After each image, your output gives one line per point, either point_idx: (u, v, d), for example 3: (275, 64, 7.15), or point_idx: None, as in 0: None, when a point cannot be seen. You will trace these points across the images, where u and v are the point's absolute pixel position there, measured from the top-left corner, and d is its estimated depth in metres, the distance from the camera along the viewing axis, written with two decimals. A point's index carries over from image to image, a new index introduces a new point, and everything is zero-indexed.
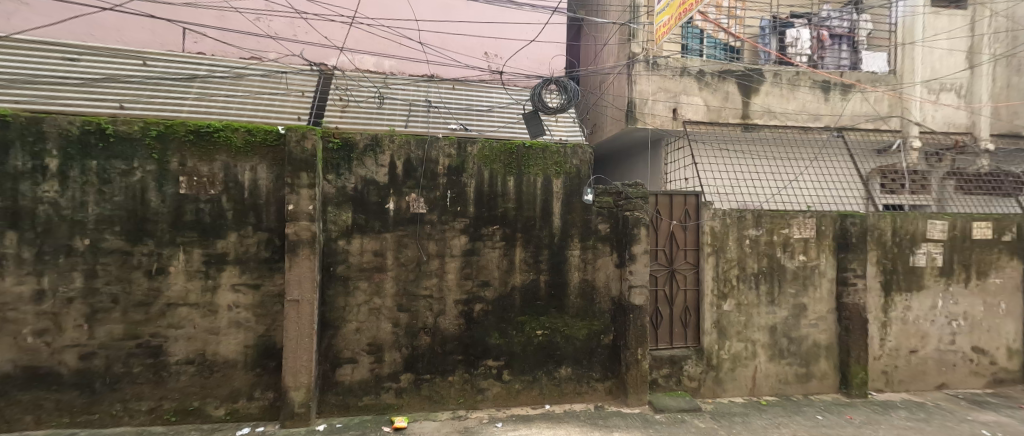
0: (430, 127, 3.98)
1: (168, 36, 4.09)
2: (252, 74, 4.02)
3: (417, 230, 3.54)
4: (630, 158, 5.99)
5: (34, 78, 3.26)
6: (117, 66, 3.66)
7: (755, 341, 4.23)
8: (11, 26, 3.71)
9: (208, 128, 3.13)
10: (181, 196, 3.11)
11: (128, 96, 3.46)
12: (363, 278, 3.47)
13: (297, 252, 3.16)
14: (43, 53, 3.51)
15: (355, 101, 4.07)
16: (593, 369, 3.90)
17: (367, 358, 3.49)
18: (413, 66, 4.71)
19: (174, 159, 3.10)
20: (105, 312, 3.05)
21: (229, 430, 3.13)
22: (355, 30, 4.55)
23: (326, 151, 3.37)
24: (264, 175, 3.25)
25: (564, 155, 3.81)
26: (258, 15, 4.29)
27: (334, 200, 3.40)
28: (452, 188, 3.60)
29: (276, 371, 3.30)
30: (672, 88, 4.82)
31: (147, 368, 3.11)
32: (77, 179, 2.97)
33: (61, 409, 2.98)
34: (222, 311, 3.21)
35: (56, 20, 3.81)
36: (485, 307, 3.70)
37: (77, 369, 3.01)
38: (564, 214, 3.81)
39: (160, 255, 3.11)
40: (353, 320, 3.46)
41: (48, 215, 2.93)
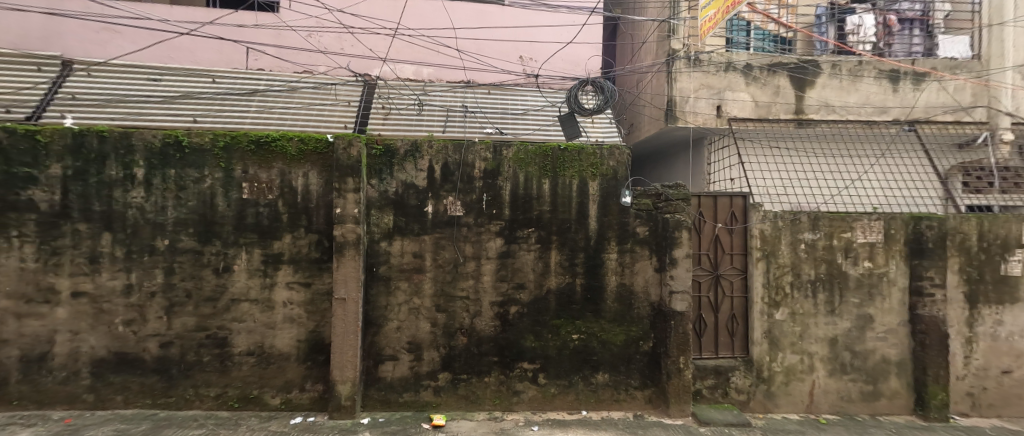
0: (467, 131, 4.06)
1: (233, 55, 4.50)
2: (304, 86, 4.28)
3: (455, 233, 3.64)
4: (669, 158, 5.80)
5: (126, 99, 3.71)
6: (191, 84, 4.06)
7: (812, 353, 3.93)
8: (108, 52, 4.27)
9: (266, 137, 3.40)
10: (243, 200, 3.41)
11: (199, 111, 3.82)
12: (403, 279, 3.61)
13: (343, 253, 3.36)
14: (132, 76, 3.99)
15: (396, 108, 4.26)
16: (631, 377, 3.79)
17: (407, 356, 3.62)
18: (451, 73, 4.85)
19: (237, 167, 3.40)
20: (180, 305, 3.39)
21: (283, 418, 3.37)
22: (397, 41, 4.77)
23: (370, 157, 3.55)
24: (315, 181, 3.48)
25: (601, 157, 3.76)
26: (310, 32, 4.61)
27: (376, 204, 3.57)
28: (488, 191, 3.66)
29: (325, 365, 3.51)
30: (717, 84, 4.60)
31: (214, 357, 3.42)
32: (159, 186, 3.34)
33: (145, 392, 3.36)
34: (277, 307, 3.47)
35: (142, 46, 4.32)
36: (520, 310, 3.71)
37: (157, 356, 3.37)
38: (601, 217, 3.75)
39: (225, 254, 3.42)
40: (394, 319, 3.61)
41: (136, 218, 3.33)
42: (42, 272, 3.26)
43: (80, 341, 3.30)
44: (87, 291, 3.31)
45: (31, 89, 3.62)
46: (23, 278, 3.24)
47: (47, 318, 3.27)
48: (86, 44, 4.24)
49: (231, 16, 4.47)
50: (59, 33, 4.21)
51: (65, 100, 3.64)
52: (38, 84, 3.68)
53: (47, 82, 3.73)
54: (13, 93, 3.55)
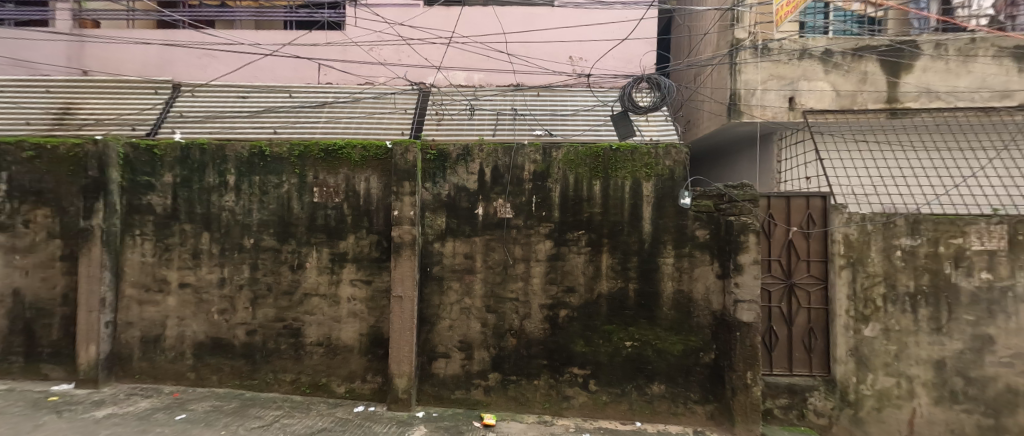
0: (516, 134, 4.09)
1: (306, 72, 4.95)
2: (366, 96, 4.56)
3: (504, 234, 3.68)
4: (730, 156, 5.43)
5: (222, 115, 4.23)
6: (271, 99, 4.50)
7: (911, 377, 3.42)
8: (207, 75, 4.92)
9: (334, 146, 3.70)
10: (314, 204, 3.73)
11: (279, 123, 4.24)
12: (455, 279, 3.72)
13: (401, 253, 3.55)
14: (225, 94, 4.51)
15: (449, 113, 4.40)
16: (690, 390, 3.56)
17: (459, 355, 3.72)
18: (501, 77, 4.92)
19: (309, 173, 3.73)
20: (262, 297, 3.78)
21: (347, 406, 3.63)
22: (451, 49, 4.95)
23: (425, 161, 3.72)
24: (375, 185, 3.71)
25: (656, 157, 3.59)
26: (372, 46, 4.94)
27: (430, 206, 3.72)
28: (537, 193, 3.67)
29: (383, 358, 3.72)
30: (790, 75, 4.20)
31: (290, 346, 3.77)
32: (246, 191, 3.76)
33: (234, 374, 3.79)
34: (342, 302, 3.74)
35: (234, 68, 4.91)
36: (570, 314, 3.65)
37: (244, 342, 3.79)
38: (656, 219, 3.58)
39: (298, 252, 3.76)
40: (447, 317, 3.73)
41: (228, 220, 3.78)
42: (157, 265, 3.82)
43: (185, 326, 3.81)
44: (191, 283, 3.81)
45: (151, 109, 4.28)
46: (144, 270, 3.83)
47: (161, 305, 3.82)
48: (191, 68, 4.92)
49: (306, 36, 4.94)
50: (172, 61, 4.93)
51: (176, 119, 4.25)
52: (155, 105, 4.33)
53: (162, 103, 4.38)
54: (138, 114, 4.22)
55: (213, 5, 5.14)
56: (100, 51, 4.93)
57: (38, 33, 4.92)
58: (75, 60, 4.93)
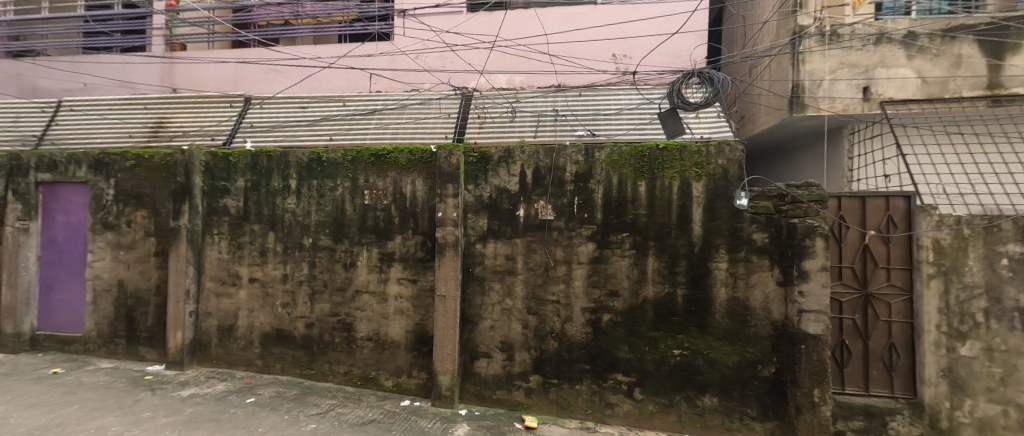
0: (558, 135, 4.07)
1: (358, 81, 5.24)
2: (413, 102, 4.65)
3: (546, 236, 3.66)
4: (790, 153, 5.06)
5: (285, 126, 4.58)
6: (325, 108, 4.72)
7: (1020, 405, 2.94)
8: (273, 88, 5.38)
9: (383, 151, 3.89)
10: (365, 205, 3.94)
11: (334, 132, 4.49)
12: (496, 280, 3.76)
13: (445, 254, 3.66)
14: (285, 105, 4.80)
15: (491, 116, 4.40)
16: (747, 405, 3.29)
17: (500, 355, 3.75)
18: (542, 78, 4.90)
19: (361, 177, 3.95)
20: (319, 293, 4.05)
21: (395, 399, 3.79)
22: (494, 53, 5.01)
23: (467, 164, 3.79)
24: (421, 188, 3.84)
25: (707, 155, 3.40)
26: (418, 54, 5.12)
27: (472, 208, 3.79)
28: (579, 195, 3.61)
29: (428, 355, 3.83)
30: (865, 62, 3.79)
31: (343, 339, 4.00)
32: (306, 194, 4.06)
33: (295, 363, 4.10)
34: (390, 299, 3.91)
35: (296, 81, 5.33)
36: (614, 318, 3.55)
37: (303, 334, 4.08)
38: (707, 221, 3.38)
39: (351, 251, 3.98)
40: (488, 318, 3.77)
41: (291, 221, 4.10)
42: (231, 261, 4.22)
43: (253, 317, 4.18)
44: (259, 278, 4.17)
45: (227, 121, 4.74)
46: (220, 266, 4.25)
47: (234, 298, 4.22)
48: (260, 83, 5.40)
49: (360, 48, 5.23)
50: (244, 77, 5.44)
51: (248, 130, 4.67)
52: (231, 118, 4.77)
53: (235, 115, 4.80)
54: (218, 126, 4.71)
55: (279, 23, 5.61)
56: (186, 70, 5.56)
57: (138, 57, 5.66)
58: (167, 79, 5.60)
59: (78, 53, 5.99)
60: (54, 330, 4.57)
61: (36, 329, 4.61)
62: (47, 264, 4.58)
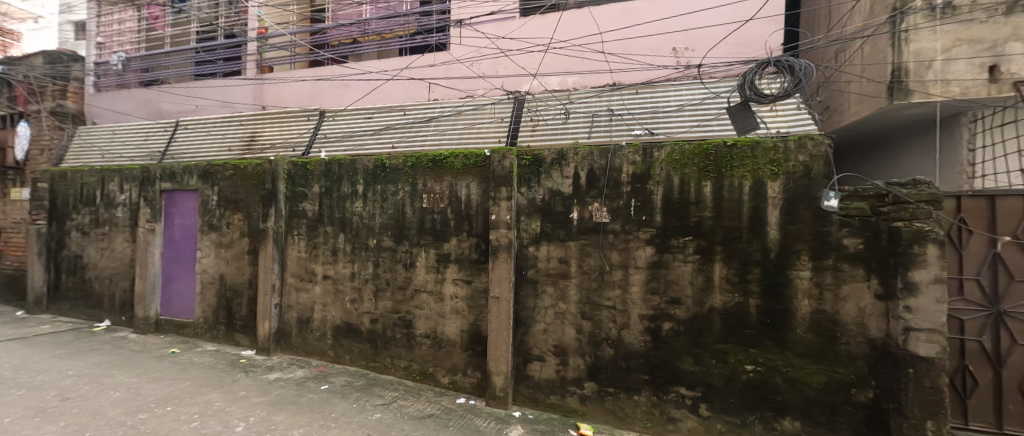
0: (613, 134, 3.95)
1: (417, 91, 5.50)
2: (466, 108, 4.79)
3: (601, 240, 3.57)
4: (886, 147, 4.26)
5: (355, 137, 4.97)
6: (388, 117, 5.02)
7: None
8: (344, 101, 5.84)
9: (440, 156, 4.06)
10: (424, 208, 4.14)
11: (396, 140, 4.77)
12: (550, 284, 3.73)
13: (498, 256, 3.74)
14: (353, 117, 5.19)
15: (544, 118, 4.37)
16: (836, 433, 2.89)
17: (554, 359, 3.71)
18: (596, 78, 4.78)
19: (420, 182, 4.15)
20: (382, 290, 4.32)
21: (451, 396, 3.92)
22: (549, 56, 5.01)
23: (521, 167, 3.82)
24: (475, 191, 3.95)
25: (785, 152, 3.07)
26: (473, 61, 5.27)
27: (525, 211, 3.80)
28: (636, 196, 3.47)
29: (482, 355, 3.91)
30: (995, 36, 2.97)
31: (404, 335, 4.23)
32: (372, 198, 4.36)
33: (362, 355, 4.41)
34: (446, 299, 4.05)
35: (364, 94, 5.75)
36: (675, 327, 3.35)
37: (368, 328, 4.38)
38: (784, 224, 3.05)
39: (410, 252, 4.20)
40: (541, 321, 3.75)
41: (358, 223, 4.42)
42: (308, 260, 4.67)
43: (326, 311, 4.57)
44: (331, 275, 4.56)
45: (306, 134, 5.25)
46: (299, 263, 4.71)
47: (311, 293, 4.65)
48: (333, 97, 5.91)
49: (420, 59, 5.50)
50: (321, 92, 5.99)
51: (323, 141, 5.13)
52: (309, 130, 5.28)
53: (313, 127, 5.30)
54: (298, 138, 5.25)
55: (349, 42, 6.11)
56: (273, 89, 6.25)
57: (237, 81, 6.47)
58: (258, 98, 6.35)
59: (191, 79, 7.00)
60: (171, 316, 5.40)
61: (159, 314, 5.47)
62: (167, 259, 5.43)
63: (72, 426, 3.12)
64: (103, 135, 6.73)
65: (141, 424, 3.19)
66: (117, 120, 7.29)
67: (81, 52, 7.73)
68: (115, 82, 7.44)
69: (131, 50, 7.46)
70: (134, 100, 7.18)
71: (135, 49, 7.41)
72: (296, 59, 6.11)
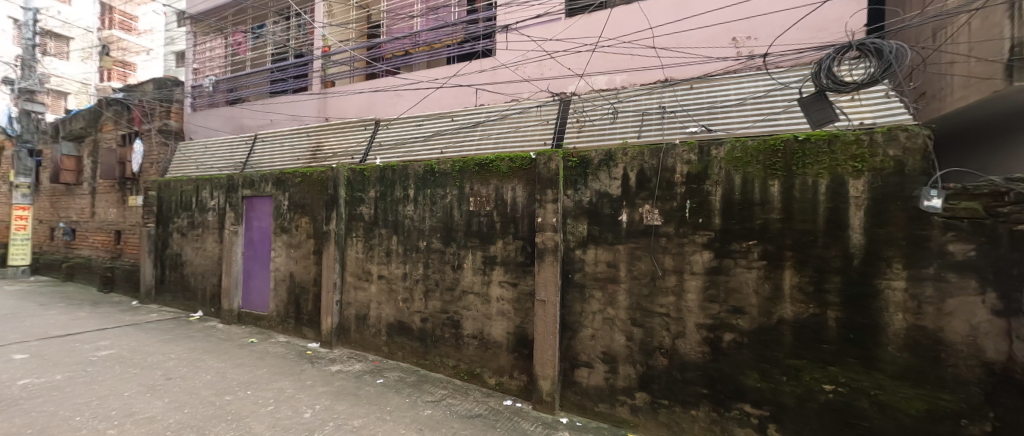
0: (666, 133, 3.77)
1: (464, 97, 5.63)
2: (512, 112, 4.81)
3: (652, 243, 3.41)
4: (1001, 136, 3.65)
5: (406, 145, 5.22)
6: (437, 124, 5.20)
7: None
8: (398, 111, 6.16)
9: (487, 159, 4.13)
10: (471, 211, 4.23)
11: (444, 146, 4.93)
12: (598, 288, 3.63)
13: (544, 259, 3.73)
14: (406, 124, 5.44)
15: (591, 119, 4.28)
16: None
17: (603, 366, 3.59)
18: (646, 75, 4.59)
19: (467, 185, 4.25)
20: (432, 291, 4.48)
21: (497, 397, 3.96)
22: (597, 55, 4.90)
23: (567, 169, 3.77)
24: (521, 194, 3.96)
25: (870, 145, 2.72)
26: (519, 65, 5.30)
27: (572, 213, 3.75)
28: (692, 198, 3.27)
29: (528, 358, 3.90)
30: None
31: (452, 335, 4.34)
32: (422, 201, 4.54)
33: (413, 352, 4.60)
34: (492, 301, 4.10)
35: (415, 102, 6.02)
36: (738, 339, 3.09)
37: (419, 327, 4.56)
38: (870, 227, 2.69)
39: (458, 254, 4.31)
40: (589, 326, 3.66)
41: (410, 226, 4.63)
42: (365, 260, 4.97)
43: (381, 309, 4.84)
44: (385, 275, 4.81)
45: (364, 142, 5.61)
46: (358, 263, 5.03)
47: (367, 292, 4.94)
48: (389, 107, 6.25)
49: (467, 66, 5.64)
50: (378, 103, 6.37)
51: (379, 149, 5.44)
52: (366, 139, 5.63)
53: (370, 136, 5.64)
54: (357, 147, 5.62)
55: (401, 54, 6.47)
56: (336, 102, 6.76)
57: (306, 96, 7.08)
58: (323, 111, 6.91)
59: (267, 97, 7.77)
60: (250, 309, 6.03)
61: (240, 307, 6.15)
62: (247, 258, 6.07)
63: (173, 402, 3.60)
64: (198, 149, 7.71)
65: (227, 405, 3.60)
66: (209, 136, 8.29)
67: (182, 78, 8.93)
68: (206, 102, 8.45)
69: (220, 74, 8.45)
70: (221, 117, 8.12)
71: (223, 72, 8.39)
72: (353, 72, 6.52)
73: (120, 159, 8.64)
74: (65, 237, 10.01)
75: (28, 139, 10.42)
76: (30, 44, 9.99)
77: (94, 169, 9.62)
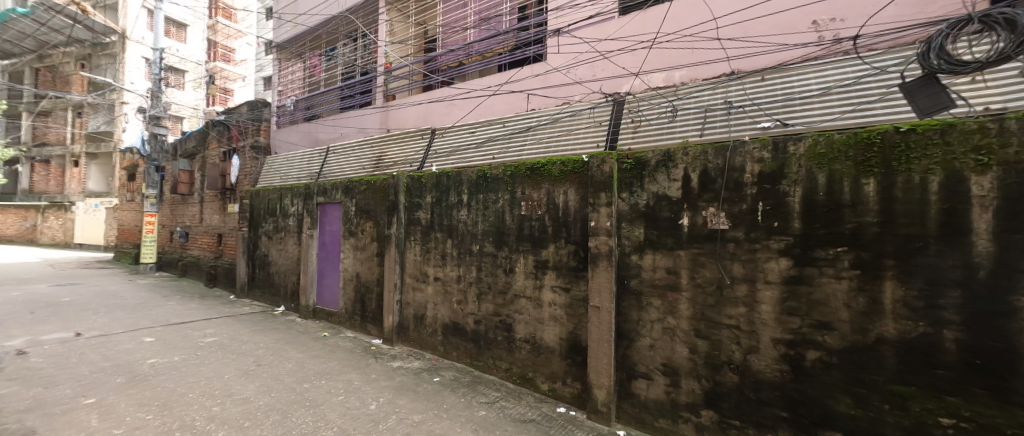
0: (733, 130, 3.48)
1: (516, 104, 5.67)
2: (563, 115, 4.73)
3: (718, 249, 3.15)
4: None
5: (461, 152, 5.38)
6: (490, 130, 5.29)
7: None
8: (453, 119, 6.40)
9: (538, 163, 4.13)
10: (523, 216, 4.25)
11: (496, 152, 5.01)
12: (656, 296, 3.44)
13: (598, 264, 3.64)
14: (460, 132, 5.60)
15: (647, 118, 4.09)
16: None
17: (663, 379, 3.38)
18: (710, 69, 4.26)
19: (519, 190, 4.28)
20: (484, 294, 4.57)
21: (550, 404, 3.92)
22: (654, 52, 4.67)
23: (621, 171, 3.65)
24: (573, 197, 3.89)
25: (1002, 134, 2.24)
26: (570, 67, 5.26)
27: (627, 217, 3.60)
28: (765, 199, 2.98)
29: (582, 366, 3.80)
30: None
31: (504, 338, 4.38)
32: (475, 206, 4.66)
33: (467, 354, 4.71)
34: (544, 305, 4.07)
35: (469, 110, 6.20)
36: (824, 358, 2.72)
37: (473, 328, 4.67)
38: (1001, 233, 2.22)
39: (510, 257, 4.35)
40: (647, 336, 3.48)
41: (465, 230, 4.76)
42: (422, 263, 5.21)
43: (437, 309, 5.03)
44: (441, 277, 5.00)
45: (422, 151, 5.89)
46: (416, 265, 5.28)
47: (424, 293, 5.17)
48: (445, 116, 6.51)
49: (519, 72, 5.71)
50: (436, 113, 6.65)
51: (435, 157, 5.68)
52: (424, 147, 5.90)
53: (427, 145, 5.90)
54: (417, 155, 5.92)
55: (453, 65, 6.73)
56: (397, 114, 7.23)
57: (371, 109, 7.67)
58: (385, 123, 7.44)
59: (338, 113, 8.48)
60: (323, 305, 6.62)
61: (315, 303, 6.79)
62: (320, 259, 6.67)
63: (262, 386, 4.06)
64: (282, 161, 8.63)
65: (305, 392, 3.98)
66: (291, 150, 9.26)
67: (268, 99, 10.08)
68: (287, 120, 9.43)
69: (298, 93, 9.42)
70: (300, 133, 9.04)
71: (301, 92, 9.31)
72: (412, 86, 6.85)
73: (222, 173, 10.01)
74: (181, 239, 11.80)
75: (154, 157, 12.45)
76: (158, 78, 11.98)
77: (202, 181, 11.22)
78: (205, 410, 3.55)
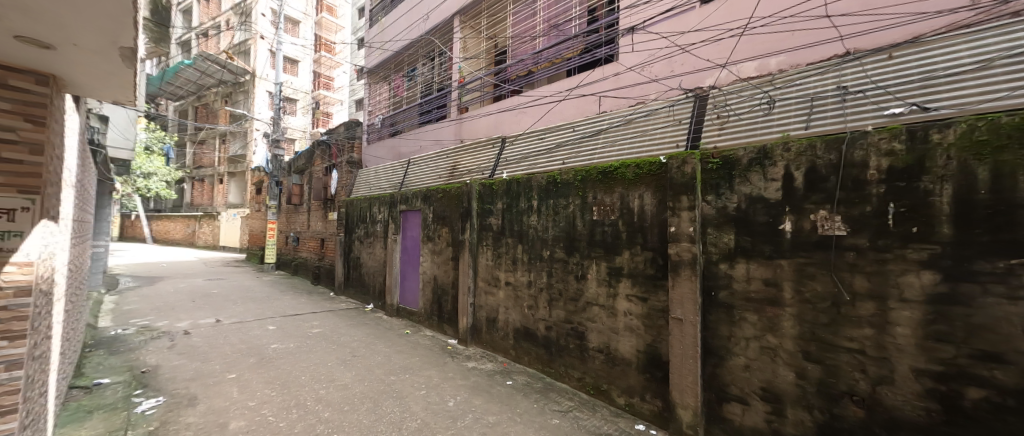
0: (850, 118, 2.93)
1: (589, 106, 5.49)
2: (638, 114, 4.45)
3: (832, 259, 2.66)
4: None
5: (532, 158, 5.39)
6: (562, 134, 5.20)
7: None
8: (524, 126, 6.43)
9: (610, 166, 3.95)
10: (595, 221, 4.10)
11: (568, 157, 4.92)
12: (752, 310, 3.02)
13: (680, 273, 3.34)
14: (533, 137, 5.61)
15: (737, 112, 3.64)
16: None
17: (762, 405, 2.95)
18: (818, 51, 3.64)
19: (590, 194, 4.14)
20: (555, 300, 4.50)
21: (628, 419, 3.69)
22: (747, 38, 4.15)
23: (706, 172, 3.31)
24: (650, 201, 3.64)
25: None
26: (646, 65, 4.96)
27: (713, 222, 3.25)
28: (897, 200, 2.43)
29: (662, 381, 3.51)
30: None
31: (576, 346, 4.26)
32: (546, 211, 4.62)
33: (539, 360, 4.68)
34: (619, 315, 3.85)
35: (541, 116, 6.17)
36: (994, 399, 2.13)
37: (543, 334, 4.63)
38: None
39: (582, 264, 4.22)
40: (742, 355, 3.07)
41: (536, 236, 4.74)
42: (494, 267, 5.33)
43: (508, 313, 5.09)
44: (512, 282, 5.06)
45: (495, 157, 6.04)
46: (488, 270, 5.42)
47: (496, 297, 5.28)
48: (518, 124, 6.57)
49: (591, 75, 5.55)
50: (509, 121, 6.75)
51: (508, 164, 5.77)
52: (497, 155, 6.03)
53: (500, 152, 6.03)
54: (490, 162, 6.08)
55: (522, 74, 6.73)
56: (471, 125, 7.52)
57: (445, 123, 8.14)
58: (460, 134, 7.79)
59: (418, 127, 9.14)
60: (406, 305, 7.16)
61: (399, 303, 7.37)
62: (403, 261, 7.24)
63: (358, 375, 4.53)
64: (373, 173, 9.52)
65: (393, 383, 4.34)
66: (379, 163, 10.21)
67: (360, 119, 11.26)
68: (375, 136, 10.41)
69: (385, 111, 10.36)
70: (386, 147, 9.91)
71: (387, 111, 10.23)
72: (484, 96, 7.05)
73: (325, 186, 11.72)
74: (294, 242, 13.71)
75: (276, 174, 14.77)
76: (277, 107, 14.18)
77: (310, 192, 12.95)
78: (315, 392, 4.05)
